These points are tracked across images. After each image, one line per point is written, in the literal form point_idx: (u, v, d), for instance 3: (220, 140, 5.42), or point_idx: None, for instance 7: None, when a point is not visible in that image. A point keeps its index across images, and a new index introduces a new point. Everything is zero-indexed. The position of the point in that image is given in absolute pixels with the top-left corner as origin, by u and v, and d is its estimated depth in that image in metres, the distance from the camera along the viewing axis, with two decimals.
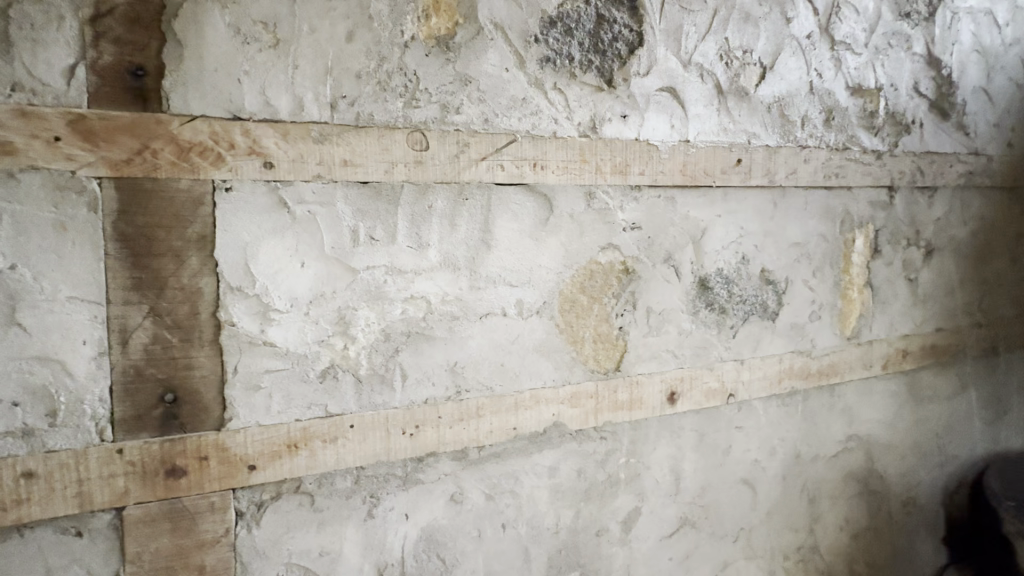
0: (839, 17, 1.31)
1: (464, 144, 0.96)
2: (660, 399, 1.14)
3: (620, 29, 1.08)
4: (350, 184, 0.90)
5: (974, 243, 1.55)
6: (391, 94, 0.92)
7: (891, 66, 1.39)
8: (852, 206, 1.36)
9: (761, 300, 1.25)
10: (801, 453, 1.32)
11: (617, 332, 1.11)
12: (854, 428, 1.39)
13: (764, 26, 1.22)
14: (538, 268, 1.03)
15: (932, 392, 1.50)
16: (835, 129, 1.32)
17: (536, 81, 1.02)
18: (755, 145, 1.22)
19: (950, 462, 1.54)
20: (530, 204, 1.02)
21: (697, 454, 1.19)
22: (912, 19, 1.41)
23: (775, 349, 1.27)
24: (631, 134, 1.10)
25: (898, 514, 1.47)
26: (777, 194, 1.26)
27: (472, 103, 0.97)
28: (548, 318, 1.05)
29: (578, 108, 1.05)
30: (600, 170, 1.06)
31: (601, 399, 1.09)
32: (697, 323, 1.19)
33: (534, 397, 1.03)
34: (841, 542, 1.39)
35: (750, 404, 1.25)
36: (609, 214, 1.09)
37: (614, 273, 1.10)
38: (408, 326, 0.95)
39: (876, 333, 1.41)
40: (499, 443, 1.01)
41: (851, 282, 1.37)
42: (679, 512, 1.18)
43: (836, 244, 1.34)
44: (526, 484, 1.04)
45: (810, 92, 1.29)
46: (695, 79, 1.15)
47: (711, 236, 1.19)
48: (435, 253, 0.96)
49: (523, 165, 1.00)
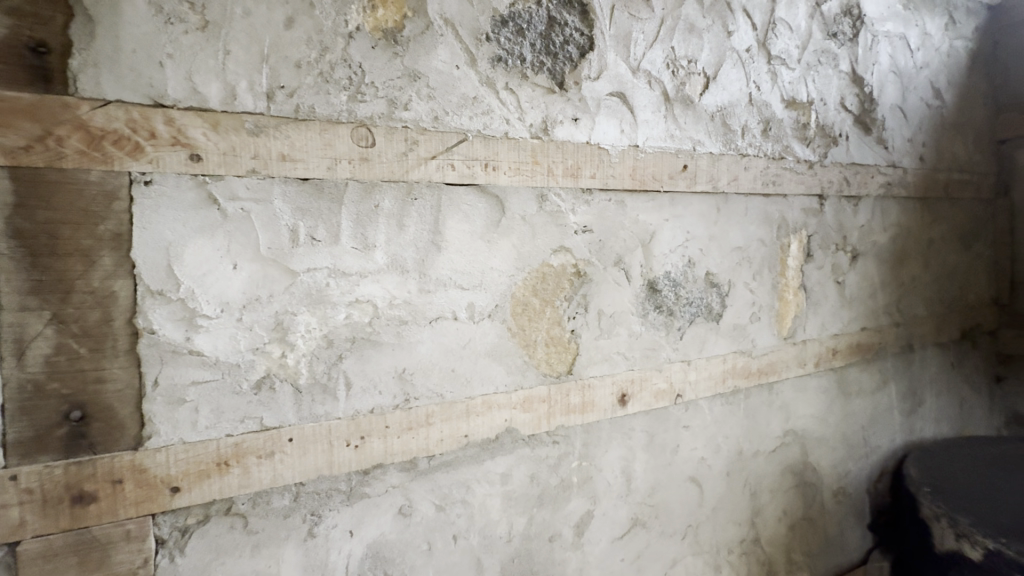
0: (774, 33, 1.38)
1: (413, 142, 0.92)
2: (611, 401, 1.15)
3: (572, 33, 1.08)
4: (289, 180, 0.84)
5: (893, 249, 1.68)
6: (335, 87, 0.87)
7: (821, 82, 1.48)
8: (787, 212, 1.43)
9: (706, 302, 1.29)
10: (743, 450, 1.37)
11: (569, 335, 1.11)
12: (791, 423, 1.47)
13: (707, 38, 1.27)
14: (489, 271, 1.01)
15: (858, 387, 1.61)
16: (772, 139, 1.39)
17: (487, 80, 1.00)
18: (700, 152, 1.26)
19: (874, 453, 1.65)
20: (481, 205, 1.00)
21: (647, 454, 1.21)
22: (838, 38, 1.51)
23: (719, 349, 1.31)
24: (583, 137, 1.10)
25: (829, 504, 1.56)
26: (720, 200, 1.30)
27: (422, 99, 0.94)
28: (500, 321, 1.03)
29: (530, 109, 1.04)
30: (552, 172, 1.06)
31: (553, 403, 1.08)
32: (646, 325, 1.20)
33: (486, 403, 1.01)
34: (780, 533, 1.45)
35: (697, 404, 1.28)
36: (561, 216, 1.08)
37: (566, 276, 1.10)
38: (353, 331, 0.90)
39: (809, 333, 1.49)
40: (449, 452, 0.98)
41: (788, 284, 1.44)
42: (630, 513, 1.19)
43: (774, 248, 1.41)
44: (477, 492, 1.01)
45: (749, 103, 1.35)
46: (644, 86, 1.17)
47: (659, 240, 1.21)
48: (382, 255, 0.91)
49: (474, 165, 0.98)
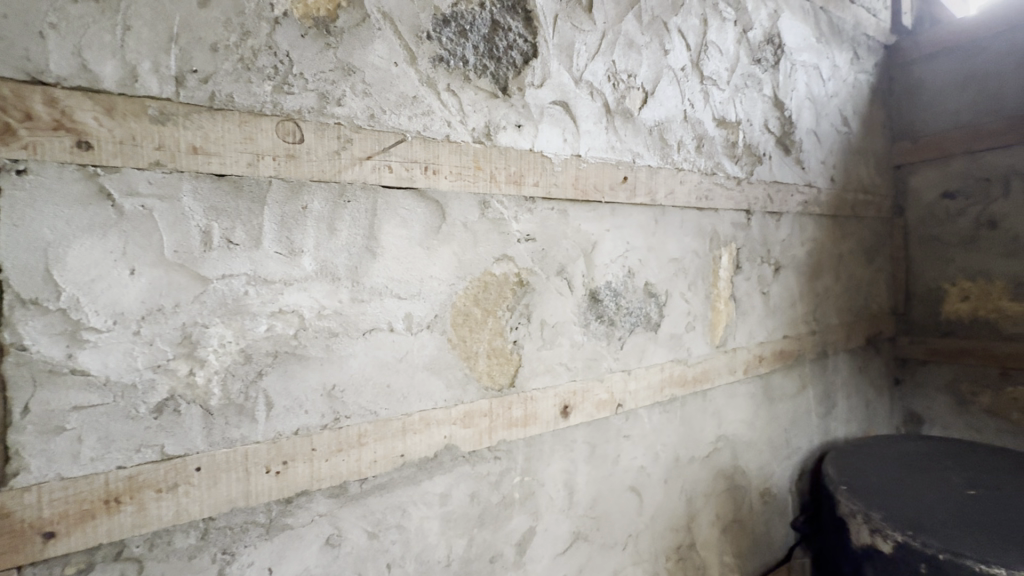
0: (707, 54, 1.45)
1: (346, 141, 0.86)
2: (553, 413, 1.13)
3: (515, 38, 1.06)
4: (201, 176, 0.75)
5: (810, 263, 1.80)
6: (257, 75, 0.79)
7: (748, 104, 1.57)
8: (718, 226, 1.49)
9: (645, 312, 1.31)
10: (680, 457, 1.40)
11: (511, 347, 1.07)
12: (722, 428, 1.52)
13: (646, 54, 1.30)
14: (428, 279, 0.96)
15: (781, 392, 1.70)
16: (705, 155, 1.45)
17: (428, 80, 0.96)
18: (639, 165, 1.28)
19: (795, 454, 1.75)
20: (420, 210, 0.95)
21: (588, 466, 1.20)
22: (762, 64, 1.62)
23: (657, 358, 1.34)
24: (526, 144, 1.08)
25: (757, 505, 1.62)
26: (658, 212, 1.33)
27: (356, 96, 0.88)
28: (440, 333, 0.98)
29: (472, 113, 1.01)
30: (494, 179, 1.03)
31: (494, 417, 1.04)
32: (588, 335, 1.20)
33: (424, 420, 0.95)
34: (713, 536, 1.49)
35: (636, 413, 1.30)
36: (504, 224, 1.05)
37: (509, 285, 1.07)
38: (275, 345, 0.82)
39: (738, 341, 1.56)
40: (384, 474, 0.91)
41: (719, 295, 1.50)
42: (572, 527, 1.17)
43: (707, 260, 1.46)
44: (414, 516, 0.95)
45: (684, 120, 1.39)
46: (586, 96, 1.18)
47: (601, 250, 1.22)
48: (310, 261, 0.84)
49: (413, 168, 0.93)
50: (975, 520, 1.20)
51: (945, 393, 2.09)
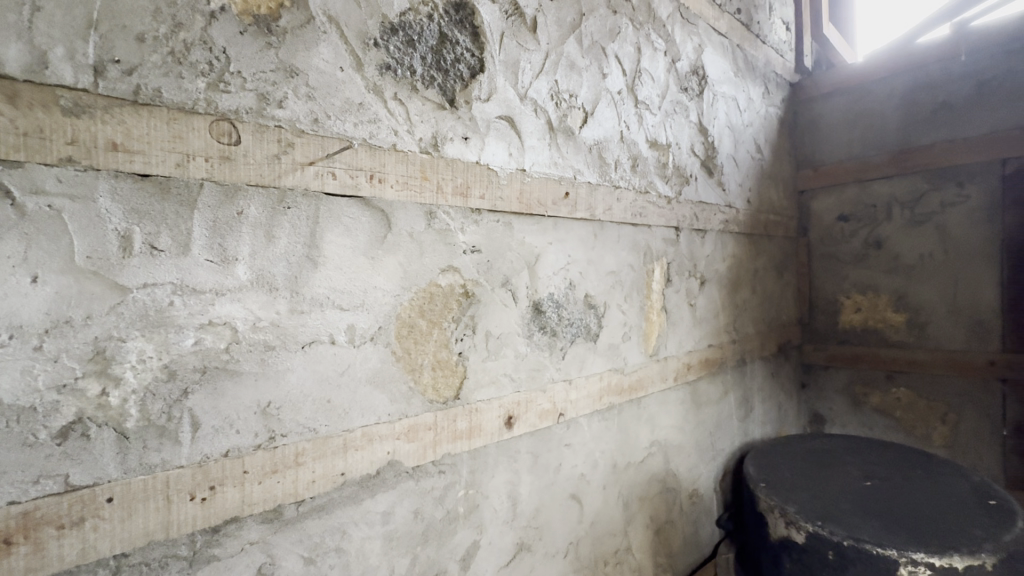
0: (640, 80, 1.54)
1: (287, 145, 0.83)
2: (497, 424, 1.13)
3: (462, 52, 1.07)
4: (121, 175, 0.69)
5: (730, 276, 1.95)
6: (189, 70, 0.74)
7: (676, 128, 1.69)
8: (651, 241, 1.58)
9: (585, 323, 1.35)
10: (617, 464, 1.45)
11: (456, 358, 1.07)
12: (655, 434, 1.59)
13: (586, 76, 1.36)
14: (372, 290, 0.93)
15: (706, 397, 1.82)
16: (639, 174, 1.53)
17: (374, 87, 0.94)
18: (580, 181, 1.33)
19: (719, 455, 1.87)
20: (365, 220, 0.92)
21: (531, 476, 1.21)
22: (689, 93, 1.74)
23: (596, 368, 1.38)
24: (472, 157, 1.09)
25: (686, 506, 1.71)
26: (597, 227, 1.39)
27: (299, 98, 0.84)
28: (384, 345, 0.95)
29: (420, 123, 1.01)
30: (441, 190, 1.03)
31: (439, 430, 1.02)
32: (532, 346, 1.22)
33: (366, 435, 0.92)
34: (647, 538, 1.55)
35: (577, 421, 1.33)
36: (450, 235, 1.05)
37: (454, 296, 1.07)
38: (204, 360, 0.75)
39: (669, 350, 1.65)
40: (322, 494, 0.87)
41: (652, 306, 1.58)
42: (516, 538, 1.17)
43: (641, 273, 1.54)
44: (355, 537, 0.90)
45: (620, 140, 1.47)
46: (530, 113, 1.21)
47: (544, 262, 1.24)
48: (245, 269, 0.79)
49: (358, 176, 0.91)
50: (872, 508, 1.34)
51: (843, 395, 2.33)
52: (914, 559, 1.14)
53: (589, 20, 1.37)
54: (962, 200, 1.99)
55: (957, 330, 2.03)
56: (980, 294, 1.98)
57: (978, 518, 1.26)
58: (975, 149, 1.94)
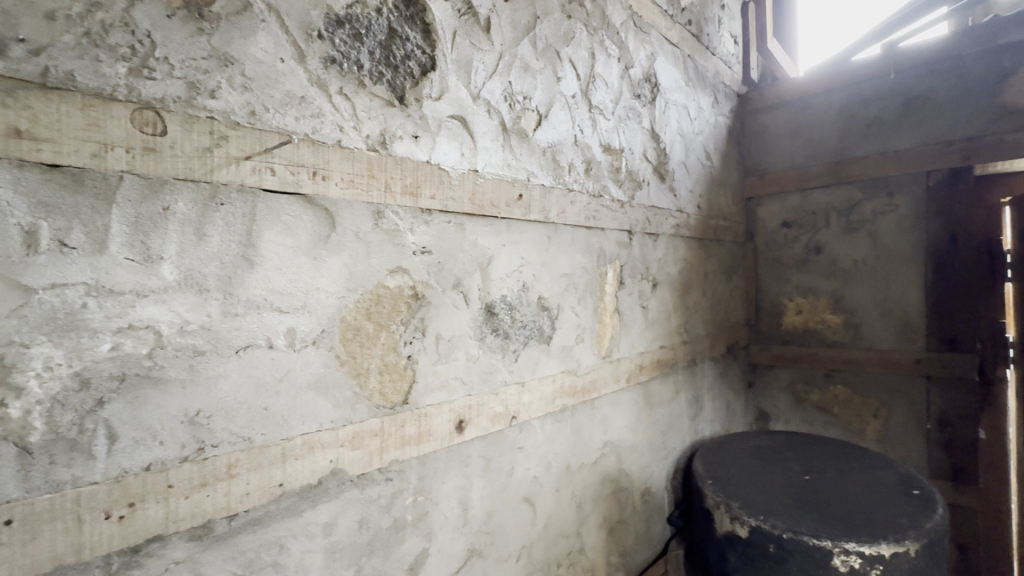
0: (594, 86, 1.56)
1: (220, 137, 0.78)
2: (448, 429, 1.11)
3: (413, 49, 1.05)
4: (26, 166, 0.63)
5: (681, 279, 2.00)
6: (108, 54, 0.68)
7: (630, 133, 1.72)
8: (605, 244, 1.60)
9: (538, 325, 1.35)
10: (570, 465, 1.45)
11: (405, 362, 1.04)
12: (608, 435, 1.61)
13: (540, 79, 1.36)
14: (314, 291, 0.89)
15: (658, 398, 1.86)
16: (593, 178, 1.55)
17: (318, 80, 0.90)
18: (534, 183, 1.33)
19: (671, 454, 1.92)
20: (307, 218, 0.89)
21: (483, 480, 1.19)
22: (641, 99, 1.78)
23: (550, 370, 1.39)
24: (422, 156, 1.07)
25: (638, 505, 1.74)
26: (551, 230, 1.39)
27: (234, 89, 0.80)
28: (327, 349, 0.91)
29: (367, 119, 0.98)
30: (389, 189, 1.00)
31: (386, 437, 1.00)
32: (484, 349, 1.20)
33: (307, 444, 0.88)
34: (601, 538, 1.57)
35: (530, 424, 1.32)
36: (399, 235, 1.02)
37: (403, 299, 1.04)
38: (123, 366, 0.70)
39: (622, 352, 1.67)
40: (258, 507, 0.82)
41: (605, 308, 1.60)
42: (467, 544, 1.15)
43: (595, 276, 1.55)
44: (293, 551, 0.86)
45: (575, 144, 1.48)
46: (483, 114, 1.20)
47: (496, 264, 1.23)
48: (172, 269, 0.74)
49: (300, 172, 0.87)
50: (809, 501, 1.41)
51: (786, 394, 2.44)
52: (847, 548, 1.20)
53: (544, 24, 1.38)
54: (892, 209, 2.13)
55: (887, 331, 2.17)
56: (907, 297, 2.12)
57: (903, 507, 1.34)
58: (903, 162, 2.08)
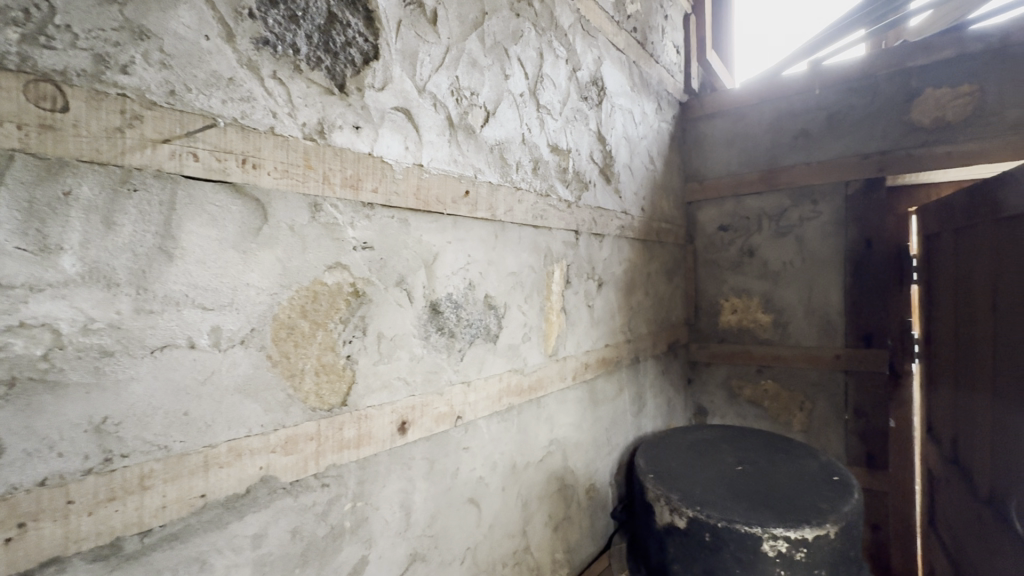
0: (542, 85, 1.57)
1: (133, 117, 0.72)
2: (390, 431, 1.07)
3: (355, 36, 1.01)
4: None
5: (626, 279, 2.05)
6: None
7: (577, 135, 1.74)
8: (552, 243, 1.61)
9: (484, 324, 1.34)
10: (516, 464, 1.45)
11: (344, 362, 0.99)
12: (554, 432, 1.62)
13: (488, 76, 1.35)
14: (243, 287, 0.84)
15: (603, 395, 1.89)
16: (540, 177, 1.56)
17: (248, 62, 0.85)
18: (480, 180, 1.32)
19: (615, 450, 1.96)
20: (234, 208, 0.83)
21: (426, 483, 1.16)
22: (588, 102, 1.81)
23: (496, 369, 1.38)
24: (363, 147, 1.03)
25: (584, 501, 1.77)
26: (498, 228, 1.39)
27: (151, 65, 0.73)
28: (258, 349, 0.86)
29: (303, 107, 0.93)
30: (328, 180, 0.96)
31: (322, 440, 0.95)
32: (428, 348, 1.17)
33: (234, 450, 0.82)
34: (546, 536, 1.57)
35: (476, 424, 1.31)
36: (338, 229, 0.98)
37: (343, 296, 0.99)
38: (12, 370, 0.62)
39: (568, 350, 1.69)
40: (176, 521, 0.76)
41: (552, 307, 1.61)
42: (410, 549, 1.12)
43: (542, 274, 1.56)
44: (217, 567, 0.80)
45: (522, 142, 1.48)
46: (429, 107, 1.17)
47: (442, 261, 1.21)
48: (73, 261, 0.66)
49: (227, 160, 0.81)
50: (742, 490, 1.48)
51: (721, 389, 2.56)
52: (774, 533, 1.27)
53: (492, 20, 1.37)
54: (816, 215, 2.29)
55: (812, 329, 2.32)
56: (829, 297, 2.28)
57: (823, 492, 1.44)
58: (827, 171, 2.24)
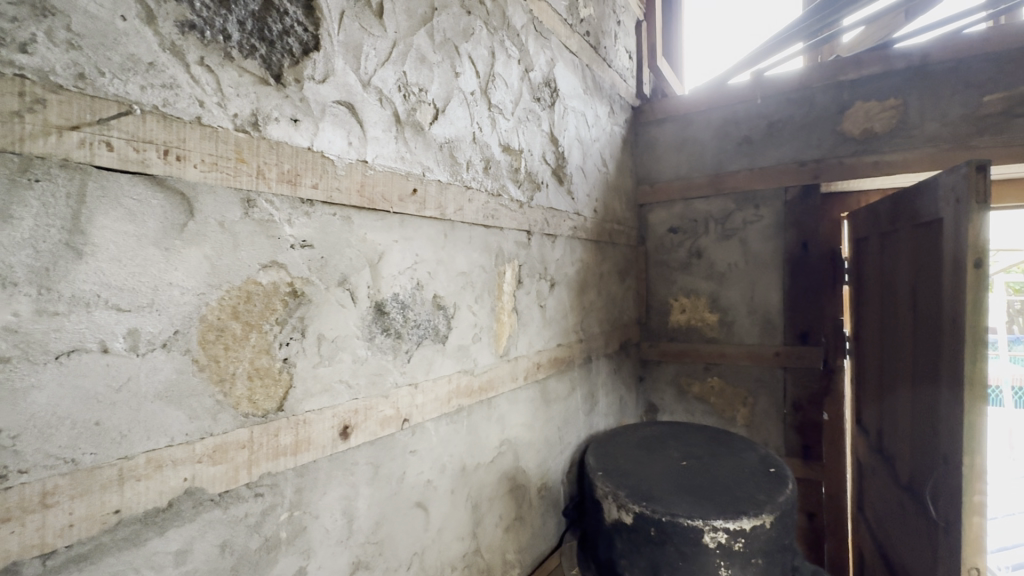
0: (494, 85, 1.56)
1: (35, 101, 0.65)
2: (331, 436, 1.03)
3: (293, 25, 0.96)
4: None
5: (578, 279, 2.07)
6: None
7: (529, 135, 1.74)
8: (503, 243, 1.60)
9: (433, 324, 1.32)
10: (465, 466, 1.43)
11: (280, 365, 0.95)
12: (505, 433, 1.62)
13: (437, 72, 1.33)
14: (165, 287, 0.78)
15: (555, 395, 1.91)
16: (491, 176, 1.55)
17: (172, 47, 0.79)
18: (429, 179, 1.30)
19: (566, 448, 1.98)
20: (155, 203, 0.77)
21: (370, 488, 1.13)
22: (541, 103, 1.82)
23: (444, 370, 1.36)
24: (302, 141, 0.99)
25: (535, 500, 1.77)
26: (447, 227, 1.37)
27: (56, 45, 0.67)
28: (182, 353, 0.81)
29: (235, 96, 0.88)
30: (262, 175, 0.91)
31: (255, 448, 0.90)
32: (373, 349, 1.14)
33: (154, 462, 0.77)
34: (497, 537, 1.57)
35: (423, 427, 1.28)
36: (273, 227, 0.93)
37: (279, 296, 0.95)
38: None
39: (519, 350, 1.69)
40: (85, 541, 0.70)
41: (503, 308, 1.60)
42: (352, 557, 1.08)
43: (493, 275, 1.55)
44: None
45: (473, 141, 1.47)
46: (374, 102, 1.14)
47: (388, 261, 1.18)
48: None
49: (147, 150, 0.76)
50: (686, 485, 1.52)
51: (670, 387, 2.63)
52: (715, 526, 1.32)
53: (441, 16, 1.35)
54: (758, 219, 2.39)
55: (754, 327, 2.43)
56: (770, 298, 2.39)
57: (761, 484, 1.50)
58: (768, 177, 2.34)
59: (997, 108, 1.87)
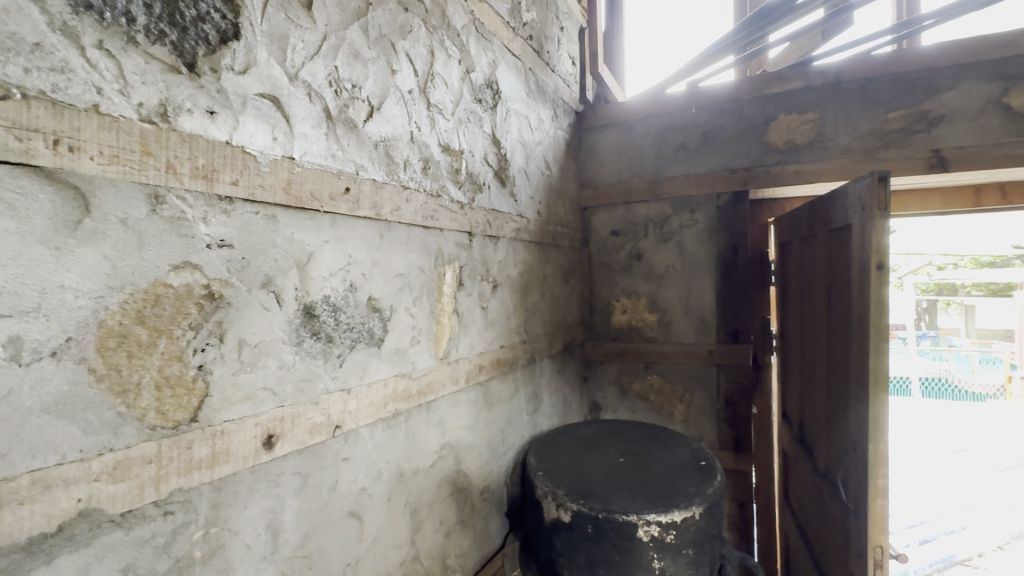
0: (433, 84, 1.54)
1: None
2: (253, 447, 0.98)
3: (208, 11, 0.91)
4: None
5: (521, 281, 2.08)
6: None
7: (470, 136, 1.73)
8: (443, 245, 1.58)
9: (367, 327, 1.28)
10: (403, 472, 1.40)
11: (194, 373, 0.89)
12: (446, 437, 1.60)
13: (372, 69, 1.29)
14: (55, 289, 0.71)
15: (498, 397, 1.90)
16: (431, 177, 1.53)
17: (63, 27, 0.72)
18: (363, 177, 1.26)
19: (509, 450, 1.98)
20: (42, 197, 0.70)
21: (298, 500, 1.08)
22: (483, 104, 1.82)
23: (380, 374, 1.32)
24: (220, 135, 0.93)
25: (478, 503, 1.76)
26: (383, 227, 1.33)
27: None
28: (75, 362, 0.74)
29: (141, 85, 0.81)
30: (173, 170, 0.85)
31: (164, 462, 0.84)
32: (301, 354, 1.09)
33: (41, 483, 0.69)
34: (437, 542, 1.54)
35: (357, 433, 1.24)
36: (187, 226, 0.87)
37: (193, 299, 0.89)
38: None
39: (460, 352, 1.67)
40: None
41: (443, 309, 1.58)
42: (278, 573, 1.03)
43: (432, 277, 1.53)
44: None
45: (411, 141, 1.44)
46: (302, 97, 1.09)
47: (318, 262, 1.13)
48: None
49: (34, 139, 0.69)
50: (622, 481, 1.56)
51: (613, 385, 2.70)
52: (648, 519, 1.36)
53: (376, 12, 1.31)
54: (693, 223, 2.51)
55: (690, 327, 2.53)
56: (704, 298, 2.50)
57: (692, 477, 1.57)
58: (701, 184, 2.46)
59: (900, 124, 2.05)
